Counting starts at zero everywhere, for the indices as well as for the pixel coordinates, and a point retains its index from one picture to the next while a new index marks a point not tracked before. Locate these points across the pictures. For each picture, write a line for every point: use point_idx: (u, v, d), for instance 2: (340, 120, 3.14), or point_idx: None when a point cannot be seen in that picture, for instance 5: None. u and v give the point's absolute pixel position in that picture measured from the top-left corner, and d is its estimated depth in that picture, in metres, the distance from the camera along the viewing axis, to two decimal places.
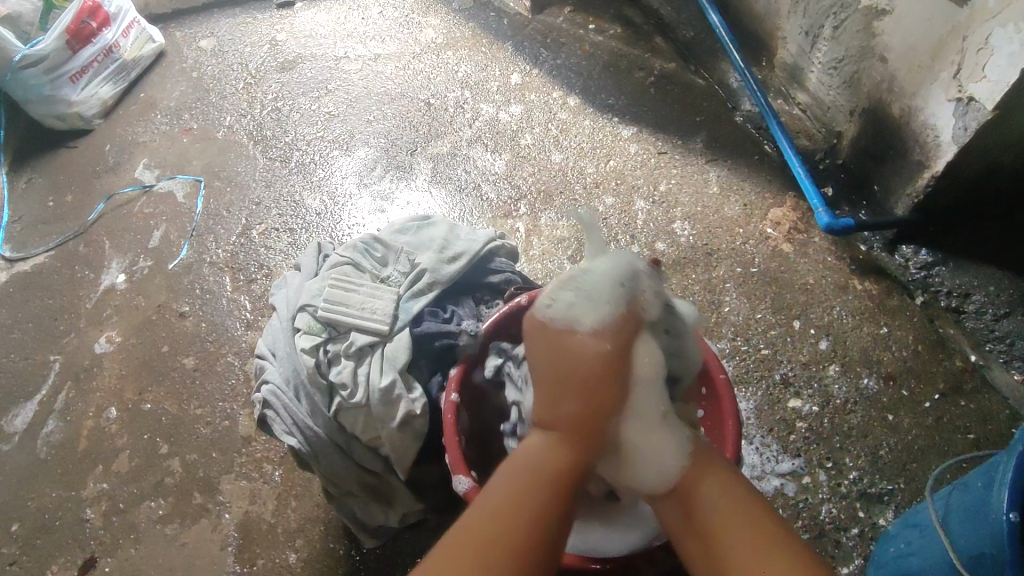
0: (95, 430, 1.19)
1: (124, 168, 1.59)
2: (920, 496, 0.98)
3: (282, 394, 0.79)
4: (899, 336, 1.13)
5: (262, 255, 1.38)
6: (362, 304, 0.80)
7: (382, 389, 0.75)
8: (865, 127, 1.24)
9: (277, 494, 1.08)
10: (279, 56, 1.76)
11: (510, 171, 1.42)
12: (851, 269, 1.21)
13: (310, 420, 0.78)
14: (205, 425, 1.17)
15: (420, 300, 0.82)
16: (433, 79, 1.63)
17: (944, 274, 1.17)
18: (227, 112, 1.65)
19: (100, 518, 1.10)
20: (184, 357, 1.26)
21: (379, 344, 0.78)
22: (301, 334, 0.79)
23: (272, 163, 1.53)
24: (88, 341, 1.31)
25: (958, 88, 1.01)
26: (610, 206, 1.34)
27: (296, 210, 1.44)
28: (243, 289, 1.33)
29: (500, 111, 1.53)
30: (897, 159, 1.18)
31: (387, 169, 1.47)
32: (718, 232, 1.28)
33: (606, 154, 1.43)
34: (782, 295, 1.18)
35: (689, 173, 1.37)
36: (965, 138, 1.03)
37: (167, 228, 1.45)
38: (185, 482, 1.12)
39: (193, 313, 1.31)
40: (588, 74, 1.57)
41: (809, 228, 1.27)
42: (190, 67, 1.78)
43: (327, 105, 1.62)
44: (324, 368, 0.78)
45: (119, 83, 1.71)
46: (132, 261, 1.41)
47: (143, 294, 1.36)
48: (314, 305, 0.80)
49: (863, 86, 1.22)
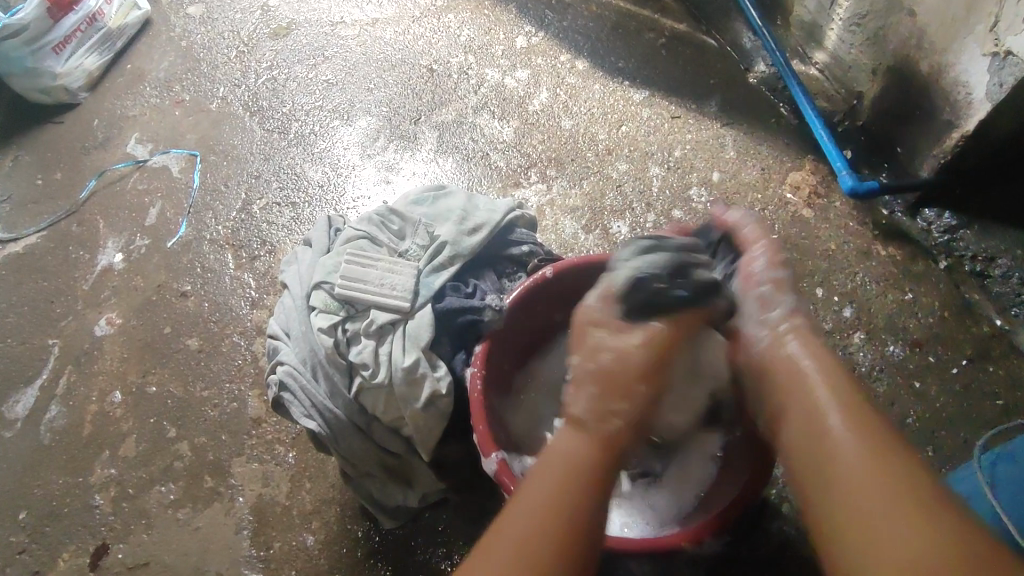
0: (99, 414, 1.16)
1: (114, 143, 1.52)
2: (949, 464, 0.96)
3: (299, 376, 0.75)
4: (925, 302, 1.10)
5: (264, 230, 1.33)
6: (380, 280, 0.75)
7: (406, 369, 0.71)
8: (888, 86, 1.19)
9: (292, 476, 1.06)
10: (272, 22, 1.68)
11: (518, 139, 1.37)
12: (873, 234, 1.18)
13: (330, 401, 0.75)
14: (213, 408, 1.14)
15: (441, 275, 0.77)
16: (434, 44, 1.56)
17: (969, 237, 1.14)
18: (220, 82, 1.58)
19: (109, 504, 1.08)
20: (187, 338, 1.22)
21: (401, 322, 0.74)
22: (317, 312, 0.75)
23: (270, 135, 1.47)
24: (87, 324, 1.26)
25: (995, 42, 0.97)
26: (623, 173, 1.30)
27: (298, 182, 1.38)
28: (246, 266, 1.29)
29: (506, 76, 1.47)
30: (923, 118, 1.14)
31: (391, 139, 1.42)
32: (735, 198, 1.24)
33: (618, 120, 1.38)
34: (804, 262, 1.15)
35: (704, 137, 1.32)
36: (1000, 95, 0.99)
37: (163, 205, 1.40)
38: (195, 465, 1.09)
39: (195, 292, 1.27)
40: (596, 36, 1.51)
41: (830, 192, 1.23)
42: (178, 35, 1.70)
43: (324, 73, 1.56)
44: (343, 348, 0.74)
45: (104, 54, 1.63)
46: (129, 239, 1.36)
47: (142, 274, 1.31)
48: (330, 282, 0.76)
49: (888, 42, 1.16)
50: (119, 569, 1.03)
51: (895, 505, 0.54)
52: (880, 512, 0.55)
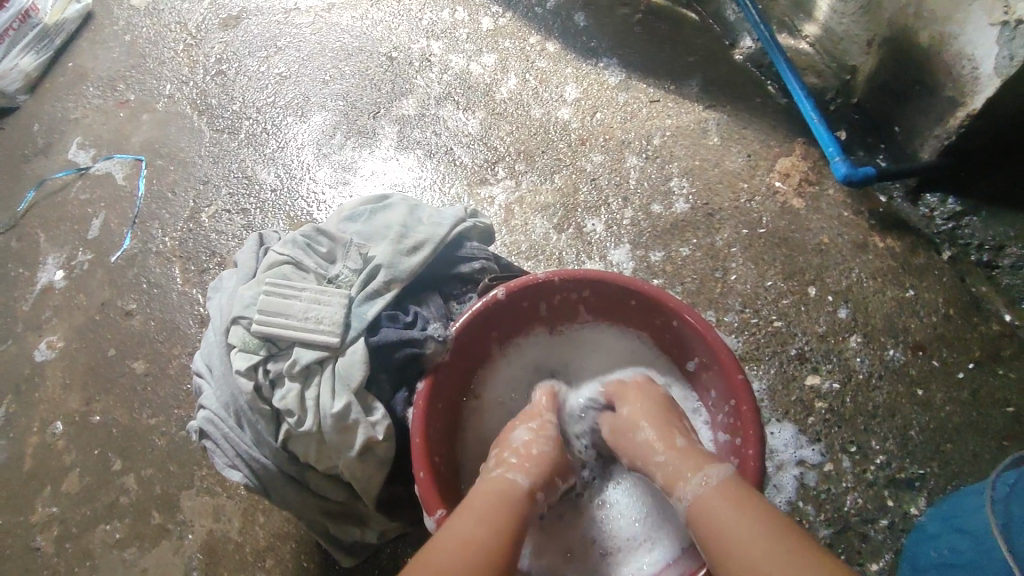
0: (40, 447, 1.08)
1: (55, 149, 1.42)
2: (956, 480, 0.88)
3: (220, 422, 0.67)
4: (927, 298, 1.00)
5: (213, 240, 1.23)
6: (305, 313, 0.66)
7: (335, 415, 0.62)
8: (884, 60, 1.09)
9: (244, 510, 0.98)
10: (222, 11, 1.56)
11: (485, 131, 1.27)
12: (869, 224, 1.08)
13: (256, 450, 0.67)
14: (161, 437, 1.06)
15: (375, 303, 0.68)
16: (394, 30, 1.45)
17: (976, 224, 1.05)
18: (167, 79, 1.48)
19: (51, 545, 1.00)
20: (133, 361, 1.13)
21: (329, 360, 0.65)
22: (235, 352, 0.65)
23: (219, 135, 1.37)
24: (27, 348, 1.18)
25: (1004, 9, 0.86)
26: (598, 164, 1.19)
27: (249, 186, 1.29)
28: (194, 281, 1.20)
29: (471, 62, 1.36)
30: (922, 96, 1.03)
31: (348, 135, 1.32)
32: (718, 188, 1.14)
33: (592, 106, 1.27)
34: (794, 258, 1.05)
35: (685, 123, 1.22)
36: (1010, 69, 0.88)
37: (107, 216, 1.30)
38: (142, 501, 1.01)
39: (140, 311, 1.18)
40: (567, 15, 1.39)
41: (822, 179, 1.13)
42: (122, 29, 1.58)
43: (277, 65, 1.45)
44: (266, 392, 0.65)
45: (43, 52, 1.52)
46: (71, 254, 1.27)
47: (85, 292, 1.22)
48: (249, 317, 0.66)
49: (884, 11, 1.05)
50: None
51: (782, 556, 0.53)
52: (737, 537, 0.55)
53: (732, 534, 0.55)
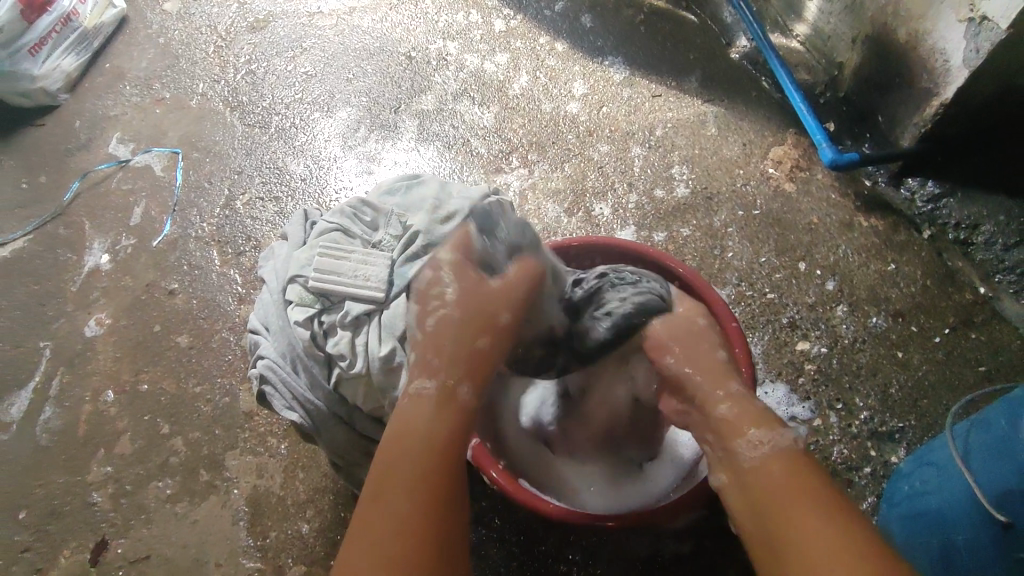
0: (94, 414, 1.17)
1: (96, 143, 1.52)
2: (932, 432, 0.97)
3: (278, 369, 0.76)
4: (907, 272, 1.10)
5: (248, 225, 1.33)
6: (354, 271, 0.76)
7: (382, 358, 0.72)
8: (867, 56, 1.19)
9: (285, 466, 1.07)
10: (249, 15, 1.66)
11: (499, 124, 1.36)
12: (855, 206, 1.17)
13: (310, 392, 0.76)
14: (206, 403, 1.15)
15: (415, 265, 0.77)
16: (412, 32, 1.55)
17: (953, 205, 1.14)
18: (199, 78, 1.58)
19: (108, 501, 1.10)
20: (177, 335, 1.23)
21: (376, 313, 0.75)
22: (293, 306, 0.76)
23: (251, 130, 1.47)
24: (78, 325, 1.27)
25: (970, 7, 0.96)
26: (605, 154, 1.29)
27: (280, 176, 1.38)
28: (231, 262, 1.29)
29: (485, 61, 1.46)
30: (902, 88, 1.13)
31: (372, 129, 1.41)
32: (716, 174, 1.24)
33: (599, 101, 1.37)
34: (786, 236, 1.15)
35: (685, 115, 1.32)
36: (977, 61, 0.98)
37: (148, 204, 1.40)
38: (190, 460, 1.10)
39: (183, 290, 1.28)
40: (575, 16, 1.49)
41: (811, 165, 1.22)
42: (156, 32, 1.69)
43: (303, 64, 1.55)
44: (320, 340, 0.75)
45: (82, 53, 1.62)
46: (115, 240, 1.36)
47: (130, 273, 1.32)
48: (305, 275, 0.77)
49: (867, 10, 1.15)
50: (119, 564, 1.05)
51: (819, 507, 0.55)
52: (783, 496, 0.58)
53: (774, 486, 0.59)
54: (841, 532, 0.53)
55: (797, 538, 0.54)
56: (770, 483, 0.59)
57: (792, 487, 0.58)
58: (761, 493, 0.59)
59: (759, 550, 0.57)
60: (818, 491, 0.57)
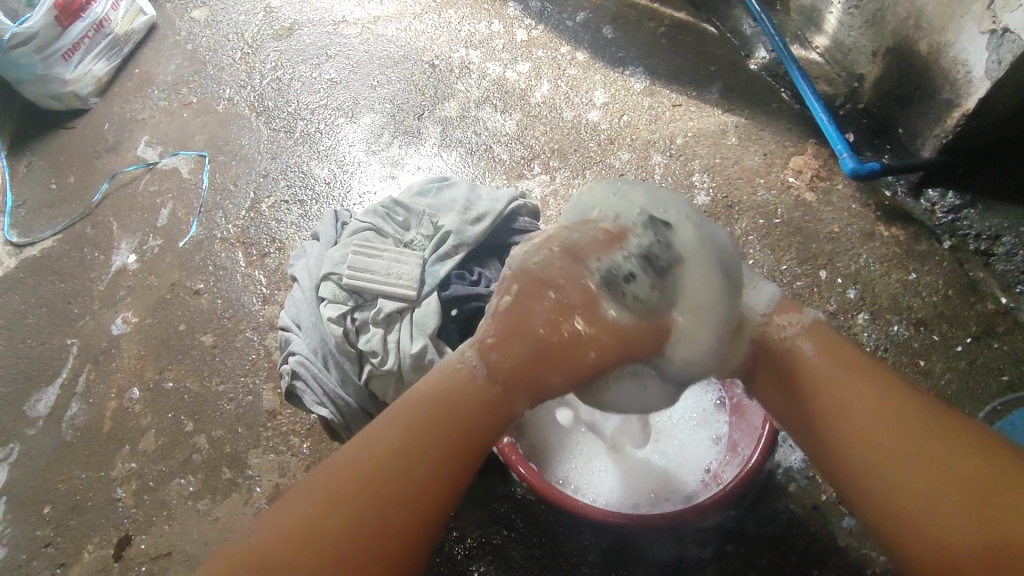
0: (118, 411, 1.19)
1: (124, 146, 1.55)
2: None
3: (310, 364, 0.78)
4: (928, 281, 1.10)
5: (273, 228, 1.35)
6: (387, 270, 0.79)
7: (414, 355, 0.74)
8: (889, 68, 1.20)
9: (306, 465, 1.08)
10: (276, 23, 1.70)
11: (521, 131, 1.38)
12: (876, 216, 1.18)
13: (341, 389, 0.78)
14: (228, 402, 1.16)
15: (446, 263, 0.81)
16: (436, 40, 1.58)
17: (973, 217, 1.14)
18: (227, 84, 1.61)
19: (131, 497, 1.11)
20: (202, 335, 1.24)
21: (407, 310, 0.78)
22: (326, 303, 0.79)
23: (276, 134, 1.49)
24: (105, 323, 1.29)
25: (992, 19, 0.97)
26: (626, 162, 1.31)
27: (305, 180, 1.41)
28: (256, 263, 1.31)
29: (507, 69, 1.49)
30: (923, 100, 1.14)
31: (395, 134, 1.44)
32: (737, 183, 1.25)
33: (620, 109, 1.38)
34: (807, 244, 1.16)
35: (706, 125, 1.33)
36: (999, 72, 0.99)
37: (174, 206, 1.43)
38: (213, 458, 1.12)
39: (208, 290, 1.29)
40: (596, 28, 1.52)
41: (832, 175, 1.23)
42: (184, 39, 1.72)
43: (328, 71, 1.58)
44: (352, 337, 0.77)
45: (112, 59, 1.65)
46: (142, 240, 1.39)
47: (155, 273, 1.34)
48: (339, 273, 0.80)
49: (888, 24, 1.17)
50: (141, 560, 1.06)
51: (869, 397, 0.68)
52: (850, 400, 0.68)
53: (834, 387, 0.70)
54: (884, 414, 0.66)
55: (871, 454, 0.65)
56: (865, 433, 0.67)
57: (844, 385, 0.70)
58: (824, 390, 0.71)
59: (850, 452, 0.67)
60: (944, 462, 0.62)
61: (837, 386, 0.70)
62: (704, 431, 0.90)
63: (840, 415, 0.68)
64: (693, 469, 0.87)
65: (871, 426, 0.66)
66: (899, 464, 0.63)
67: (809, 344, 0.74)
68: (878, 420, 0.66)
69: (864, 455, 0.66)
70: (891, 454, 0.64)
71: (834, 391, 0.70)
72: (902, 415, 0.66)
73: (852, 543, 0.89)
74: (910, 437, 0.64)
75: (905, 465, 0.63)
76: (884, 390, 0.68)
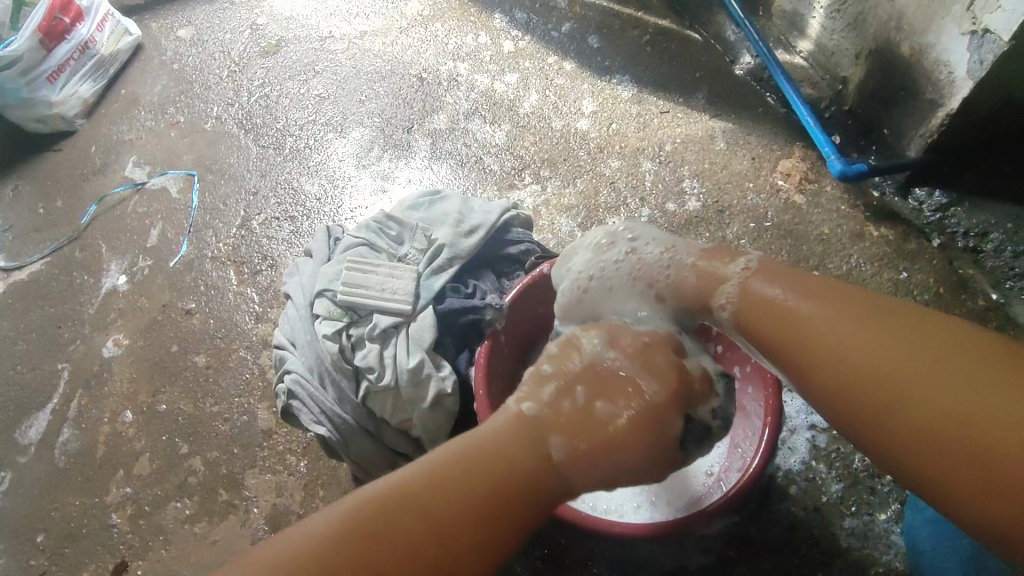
0: (112, 435, 1.17)
1: (112, 168, 1.54)
2: None
3: (306, 383, 0.77)
4: (919, 280, 1.11)
5: (265, 245, 1.35)
6: (381, 285, 0.79)
7: (411, 370, 0.74)
8: (872, 70, 1.21)
9: (304, 484, 1.07)
10: (262, 40, 1.70)
11: (511, 142, 1.39)
12: (865, 216, 1.19)
13: (338, 407, 0.77)
14: (224, 422, 1.15)
15: (441, 277, 0.81)
16: (423, 54, 1.58)
17: (961, 214, 1.15)
18: (214, 102, 1.61)
19: (126, 522, 1.09)
20: (195, 355, 1.23)
21: (403, 325, 0.78)
22: (321, 320, 0.78)
23: (266, 151, 1.49)
24: (96, 346, 1.28)
25: (972, 20, 0.99)
26: (616, 169, 1.31)
27: (296, 197, 1.40)
28: (248, 281, 1.30)
29: (495, 81, 1.49)
30: (908, 101, 1.16)
31: (385, 148, 1.44)
32: (727, 188, 1.25)
33: (608, 117, 1.39)
34: (798, 247, 1.16)
35: (694, 130, 1.34)
36: (981, 72, 1.01)
37: (164, 226, 1.42)
38: (209, 479, 1.10)
39: (200, 310, 1.28)
40: (581, 37, 1.53)
41: (820, 177, 1.24)
42: (170, 59, 1.72)
43: (316, 87, 1.58)
44: (348, 353, 0.77)
45: (98, 80, 1.65)
46: (133, 262, 1.38)
47: (147, 294, 1.33)
48: (333, 290, 0.80)
49: (869, 27, 1.19)
50: None
51: (864, 330, 0.60)
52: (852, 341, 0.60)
53: (822, 329, 0.62)
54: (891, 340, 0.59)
55: (901, 389, 0.56)
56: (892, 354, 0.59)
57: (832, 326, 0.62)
58: (816, 337, 0.63)
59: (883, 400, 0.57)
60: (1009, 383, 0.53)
61: (824, 332, 0.62)
62: None
63: (847, 365, 0.60)
64: (694, 476, 0.86)
65: (886, 360, 0.58)
66: (933, 392, 0.55)
67: (769, 286, 0.68)
68: (888, 348, 0.58)
69: (902, 394, 0.56)
70: (921, 385, 0.55)
71: (825, 335, 0.62)
72: (901, 339, 0.58)
73: (854, 544, 0.89)
74: (922, 356, 0.57)
75: (934, 394, 0.54)
76: (875, 321, 0.61)
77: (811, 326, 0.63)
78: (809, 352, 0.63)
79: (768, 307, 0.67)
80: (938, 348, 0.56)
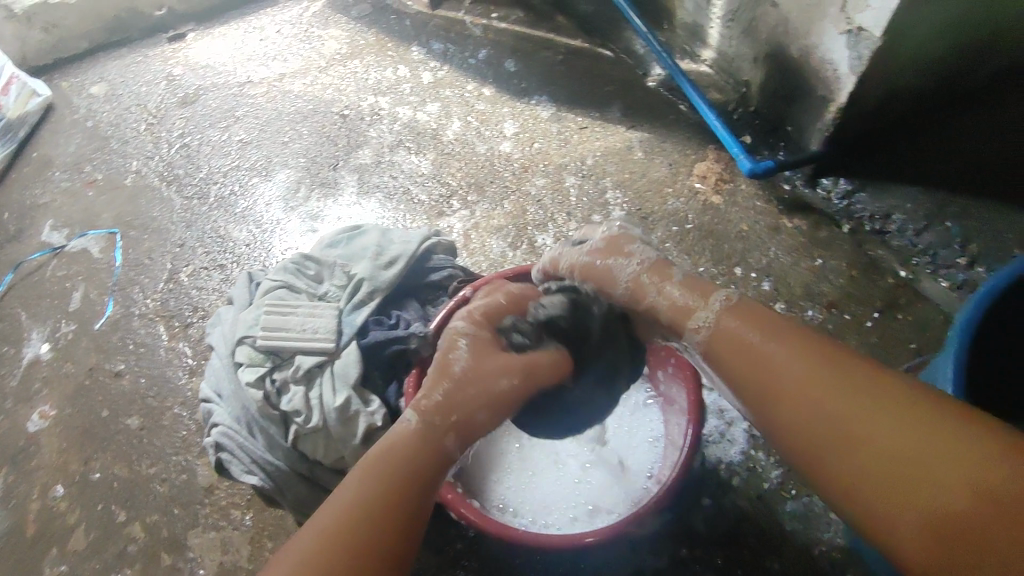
0: (42, 512, 1.11)
1: (27, 233, 1.48)
2: None
3: (235, 434, 0.78)
4: (833, 265, 1.17)
5: (194, 296, 1.32)
6: (302, 325, 0.79)
7: (338, 408, 0.73)
8: (769, 72, 1.28)
9: (251, 537, 1.04)
10: (179, 90, 1.68)
11: (437, 170, 1.40)
12: (779, 210, 1.25)
13: (268, 455, 0.76)
14: (162, 484, 1.11)
15: (362, 311, 0.81)
16: (344, 91, 1.59)
17: (865, 200, 1.22)
18: (133, 156, 1.57)
19: None
20: (128, 418, 1.19)
21: (328, 363, 0.77)
22: (243, 367, 0.78)
23: (190, 202, 1.46)
24: (19, 421, 1.22)
25: (847, 21, 1.06)
26: (541, 187, 1.34)
27: (224, 245, 1.38)
28: (179, 335, 1.27)
29: (417, 112, 1.51)
30: (804, 99, 1.23)
31: (312, 188, 1.43)
32: (648, 195, 1.30)
33: (530, 138, 1.43)
34: (720, 245, 1.21)
35: (612, 143, 1.39)
36: (861, 67, 1.07)
37: (86, 288, 1.37)
38: (150, 546, 1.05)
39: (130, 370, 1.24)
40: (497, 63, 1.57)
41: (733, 177, 1.30)
42: (84, 116, 1.68)
43: (238, 133, 1.57)
44: (274, 399, 0.76)
45: (7, 144, 1.60)
46: (54, 328, 1.32)
47: (72, 360, 1.27)
48: (253, 335, 0.79)
49: (761, 33, 1.26)
50: None
51: (840, 388, 0.56)
52: (825, 404, 0.56)
53: (793, 389, 0.59)
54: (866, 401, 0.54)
55: (883, 462, 0.51)
56: (874, 440, 0.52)
57: (805, 382, 0.58)
58: (788, 396, 0.59)
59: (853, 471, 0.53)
60: (956, 435, 0.49)
61: (793, 389, 0.59)
62: (639, 435, 0.92)
63: (825, 422, 0.56)
64: (633, 477, 0.88)
65: (862, 425, 0.53)
66: (924, 466, 0.49)
67: (747, 331, 0.65)
68: (862, 414, 0.54)
69: (877, 464, 0.52)
70: (902, 454, 0.51)
71: (798, 394, 0.58)
72: (880, 399, 0.54)
73: (797, 526, 0.92)
74: (904, 424, 0.52)
75: (923, 466, 0.49)
76: (853, 376, 0.57)
77: (778, 381, 0.60)
78: (787, 410, 0.59)
79: (747, 353, 0.64)
80: (912, 410, 0.52)
